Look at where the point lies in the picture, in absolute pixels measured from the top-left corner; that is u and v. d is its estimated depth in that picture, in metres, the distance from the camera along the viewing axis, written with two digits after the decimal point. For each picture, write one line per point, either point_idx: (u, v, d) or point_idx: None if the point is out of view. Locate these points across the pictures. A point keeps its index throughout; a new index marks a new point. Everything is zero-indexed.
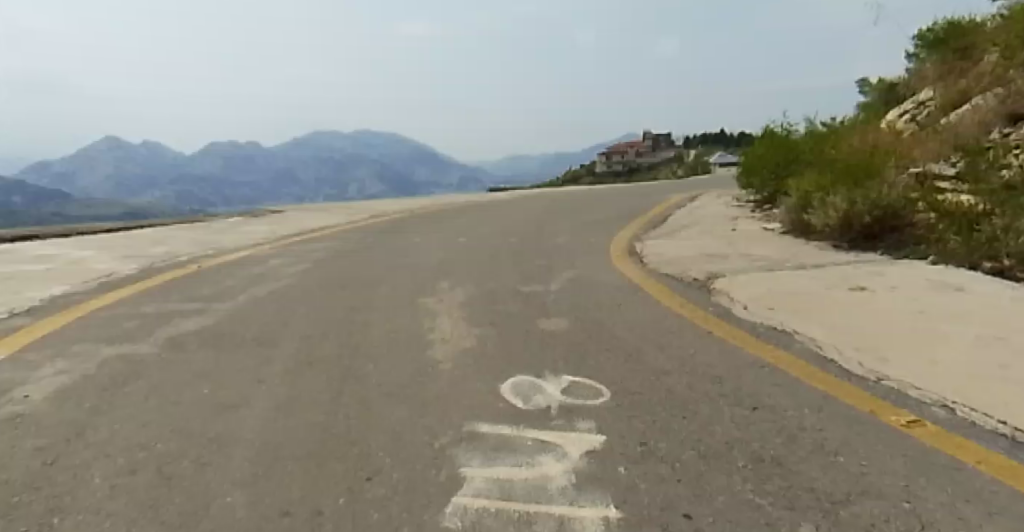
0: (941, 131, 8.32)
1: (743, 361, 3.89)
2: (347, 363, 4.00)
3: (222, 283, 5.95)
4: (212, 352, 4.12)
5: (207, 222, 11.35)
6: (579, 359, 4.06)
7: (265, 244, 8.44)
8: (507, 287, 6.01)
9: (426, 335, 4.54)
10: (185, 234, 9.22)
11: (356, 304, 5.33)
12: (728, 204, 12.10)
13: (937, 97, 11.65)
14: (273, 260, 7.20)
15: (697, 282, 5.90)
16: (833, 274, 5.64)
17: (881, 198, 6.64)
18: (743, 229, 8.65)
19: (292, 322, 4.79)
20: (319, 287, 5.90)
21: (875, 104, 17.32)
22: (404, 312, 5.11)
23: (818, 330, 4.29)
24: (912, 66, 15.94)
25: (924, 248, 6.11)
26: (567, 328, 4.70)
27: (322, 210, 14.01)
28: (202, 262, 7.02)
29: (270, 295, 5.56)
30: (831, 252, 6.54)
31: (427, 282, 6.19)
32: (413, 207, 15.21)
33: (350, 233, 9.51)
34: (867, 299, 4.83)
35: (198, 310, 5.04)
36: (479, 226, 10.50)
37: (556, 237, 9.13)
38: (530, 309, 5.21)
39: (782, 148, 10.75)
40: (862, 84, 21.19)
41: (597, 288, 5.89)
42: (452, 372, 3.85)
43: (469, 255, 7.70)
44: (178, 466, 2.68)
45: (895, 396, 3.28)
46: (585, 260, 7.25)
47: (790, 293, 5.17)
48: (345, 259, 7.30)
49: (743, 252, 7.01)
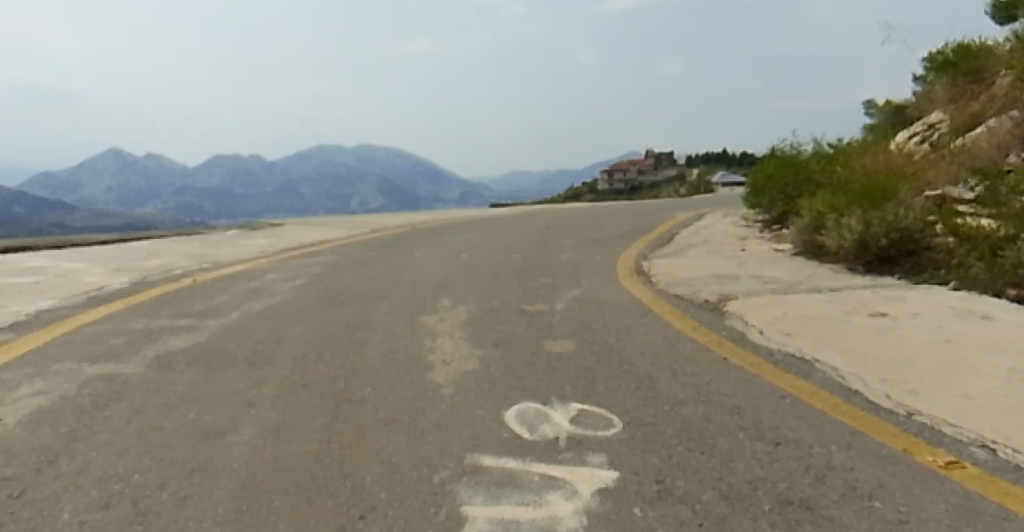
0: (956, 154, 8.16)
1: (762, 391, 3.67)
2: (343, 386, 3.79)
3: (216, 298, 5.76)
4: (200, 372, 3.92)
5: (205, 234, 11.18)
6: (588, 385, 3.84)
7: (263, 257, 8.26)
8: (511, 306, 5.80)
9: (427, 356, 4.33)
10: (182, 247, 9.05)
11: (354, 322, 5.12)
12: (735, 223, 11.93)
13: (948, 119, 11.53)
14: (270, 274, 7.01)
15: (708, 304, 5.69)
16: (851, 298, 5.43)
17: (898, 220, 6.47)
18: (753, 250, 8.46)
19: (286, 341, 4.58)
20: (316, 304, 5.69)
21: (882, 126, 17.21)
22: (404, 331, 4.90)
23: (839, 358, 4.08)
24: (920, 88, 15.85)
25: (944, 273, 5.92)
26: (574, 351, 4.49)
27: (322, 223, 13.84)
28: (197, 275, 6.84)
29: (265, 311, 5.36)
30: (845, 275, 6.35)
31: (428, 299, 5.99)
32: (414, 222, 15.05)
33: (350, 248, 9.33)
34: (889, 327, 4.62)
35: (189, 327, 4.84)
36: (482, 242, 10.33)
37: (561, 255, 8.93)
38: (535, 330, 5.00)
39: (791, 168, 10.59)
40: (869, 105, 21.10)
41: (604, 308, 5.69)
42: (454, 397, 3.63)
43: (472, 272, 7.51)
44: (155, 500, 2.46)
45: (929, 433, 3.06)
46: (591, 279, 7.05)
47: (807, 318, 4.96)
48: (344, 275, 7.11)
49: (754, 273, 6.81)
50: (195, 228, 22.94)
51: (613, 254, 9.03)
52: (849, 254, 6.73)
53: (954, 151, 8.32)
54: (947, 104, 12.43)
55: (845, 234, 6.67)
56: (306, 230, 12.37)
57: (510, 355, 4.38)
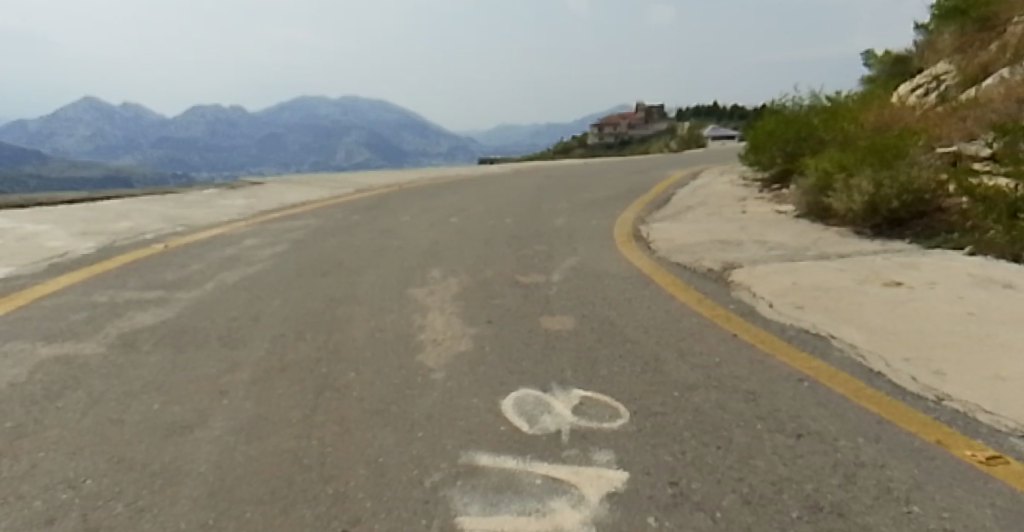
0: (969, 109, 7.80)
1: (777, 374, 3.41)
2: (324, 369, 3.47)
3: (189, 267, 5.35)
4: (166, 350, 3.54)
5: (181, 194, 10.67)
6: (590, 368, 3.57)
7: (241, 220, 7.82)
8: (505, 277, 5.48)
9: (416, 336, 4.01)
10: (156, 208, 8.58)
11: (338, 296, 4.77)
12: (732, 183, 11.59)
13: (955, 71, 11.12)
14: (249, 240, 6.61)
15: (712, 274, 5.41)
16: (863, 266, 5.15)
17: (910, 181, 6.15)
18: (753, 211, 8.16)
19: (264, 317, 4.22)
20: (297, 274, 5.33)
21: (881, 78, 16.73)
22: (391, 307, 4.57)
23: (856, 334, 3.80)
24: (924, 39, 15.34)
25: (958, 237, 5.63)
26: (574, 329, 4.19)
27: (305, 182, 13.32)
28: (170, 241, 6.42)
29: (242, 282, 4.99)
30: (854, 240, 6.06)
31: (417, 270, 5.65)
32: (401, 181, 14.57)
33: (334, 210, 8.91)
34: (906, 298, 4.35)
35: (158, 299, 4.44)
36: (472, 204, 9.93)
37: (555, 219, 8.59)
38: (531, 305, 4.70)
39: (792, 124, 10.19)
40: (866, 56, 20.54)
41: (603, 279, 5.39)
42: (445, 384, 3.34)
43: (463, 237, 7.17)
44: (107, 513, 2.04)
45: (964, 421, 2.79)
46: (588, 246, 6.74)
47: (818, 289, 4.68)
48: (328, 241, 6.73)
49: (758, 238, 6.51)
50: (175, 183, 22.11)
51: (609, 217, 8.69)
52: (858, 217, 6.42)
53: (965, 105, 7.96)
54: (954, 55, 11.97)
55: (855, 196, 6.35)
56: (287, 189, 11.87)
57: (506, 335, 4.08)
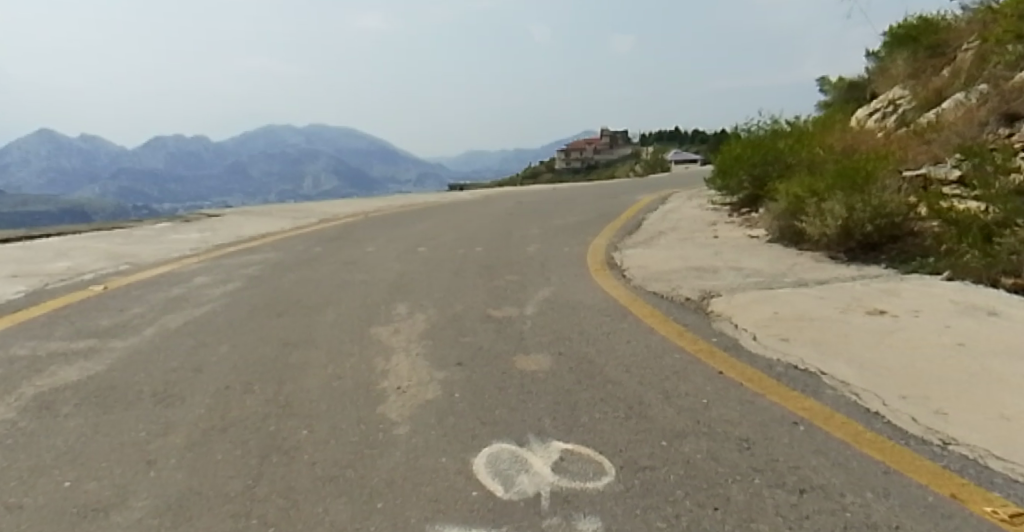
0: (932, 132, 7.86)
1: (770, 417, 3.15)
2: (274, 428, 3.09)
3: (128, 311, 4.90)
4: (89, 412, 3.11)
5: (129, 228, 10.12)
6: (570, 415, 3.26)
7: (191, 256, 7.35)
8: (475, 312, 5.17)
9: (378, 383, 3.65)
10: (99, 244, 8.03)
11: (293, 339, 4.39)
12: (702, 207, 11.53)
13: (910, 95, 11.35)
14: (198, 277, 6.17)
15: (691, 303, 5.21)
16: (844, 293, 4.98)
17: (882, 204, 6.07)
18: (726, 236, 8.04)
19: (208, 366, 3.81)
20: (249, 315, 4.93)
21: (837, 103, 17.13)
22: (351, 350, 4.20)
23: (847, 369, 3.58)
24: (876, 65, 15.78)
25: (934, 260, 5.53)
26: (551, 369, 3.89)
27: (265, 213, 12.83)
28: (110, 281, 5.93)
29: (187, 326, 4.57)
30: (830, 265, 5.94)
31: (381, 306, 5.30)
32: (366, 210, 14.21)
33: (293, 242, 8.50)
34: (892, 326, 4.17)
35: (88, 350, 3.99)
36: (440, 232, 9.63)
37: (526, 246, 8.34)
38: (504, 342, 4.39)
39: (759, 148, 10.19)
40: (821, 81, 21.08)
41: (579, 312, 5.11)
42: (409, 442, 2.98)
43: (430, 268, 6.85)
44: None
45: (976, 471, 2.54)
46: (561, 275, 6.48)
47: (801, 318, 4.48)
48: (285, 277, 6.33)
49: (735, 264, 6.35)
50: (131, 215, 21.25)
51: (581, 244, 8.47)
52: (831, 242, 6.30)
53: (927, 128, 8.01)
54: (907, 79, 12.25)
55: (828, 221, 6.22)
56: (246, 221, 11.39)
57: (477, 378, 3.75)
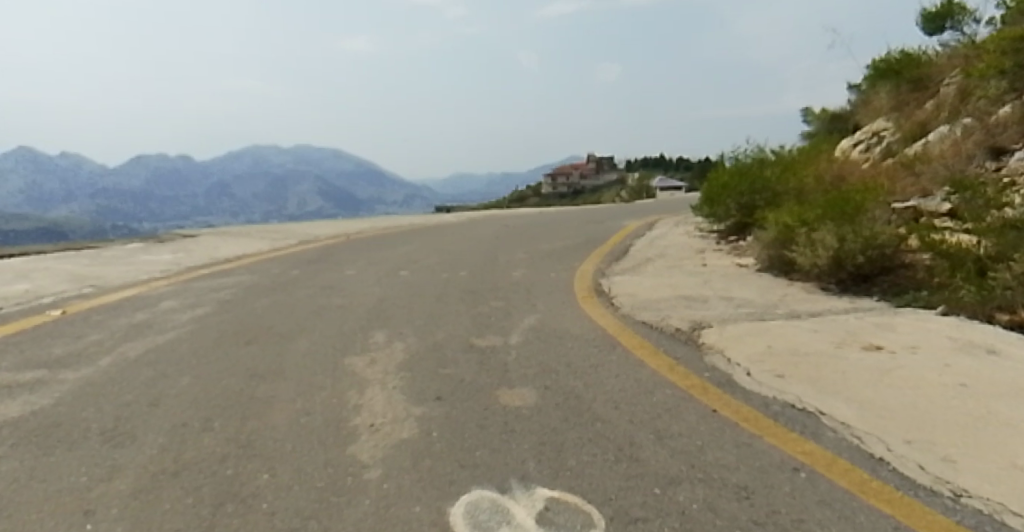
0: (920, 164, 7.83)
1: (769, 462, 2.93)
2: (231, 471, 2.82)
3: (86, 339, 4.62)
4: (26, 455, 2.84)
5: (101, 248, 9.81)
6: (556, 457, 3.02)
7: (161, 279, 7.07)
8: (457, 341, 4.94)
9: (350, 420, 3.40)
10: (65, 266, 7.72)
11: (261, 370, 4.13)
12: (689, 234, 11.45)
13: (894, 128, 11.42)
14: (166, 302, 5.89)
15: (682, 334, 5.03)
16: (839, 327, 4.83)
17: (873, 236, 5.97)
18: (715, 264, 7.92)
19: (165, 401, 3.55)
20: (216, 343, 4.66)
21: (821, 134, 17.29)
22: (323, 382, 3.95)
23: (847, 410, 3.39)
24: (859, 97, 15.97)
25: (928, 294, 5.41)
26: (536, 405, 3.66)
27: (244, 234, 12.56)
28: (71, 305, 5.65)
29: (148, 356, 4.30)
30: (821, 296, 5.80)
31: (358, 334, 5.05)
32: (349, 231, 13.97)
33: (271, 265, 8.24)
34: (891, 363, 3.99)
35: (35, 383, 3.72)
36: (423, 256, 9.41)
37: (511, 271, 8.14)
38: (486, 375, 4.16)
39: (746, 176, 10.14)
40: (805, 112, 21.34)
41: (565, 342, 4.90)
42: (379, 488, 2.72)
43: (412, 294, 6.62)
44: None
45: (994, 527, 2.30)
46: (547, 303, 6.28)
47: (797, 353, 4.30)
48: (258, 301, 6.07)
49: (725, 294, 6.20)
50: (109, 235, 20.81)
51: (568, 270, 8.30)
52: (823, 273, 6.17)
53: (914, 160, 8.00)
54: (890, 112, 12.36)
55: (819, 252, 6.11)
56: (224, 242, 11.11)
57: (457, 415, 3.51)
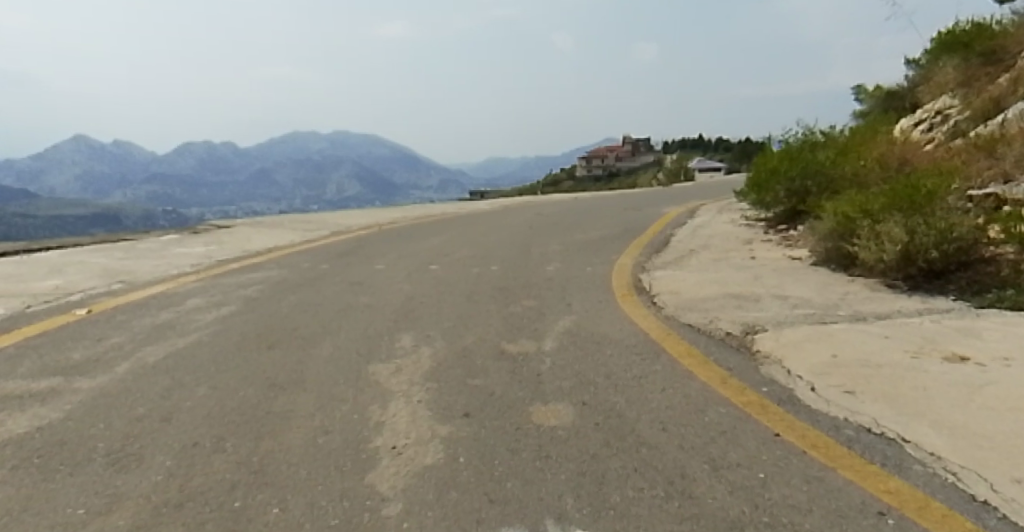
0: (999, 145, 7.13)
1: (848, 503, 2.48)
2: (236, 502, 2.52)
3: (106, 341, 4.45)
4: (24, 481, 2.60)
5: (135, 240, 9.81)
6: (599, 492, 2.64)
7: (189, 274, 6.93)
8: (488, 346, 4.62)
9: (370, 442, 3.11)
10: (97, 259, 7.67)
11: (280, 380, 3.88)
12: (734, 222, 10.87)
13: (962, 105, 10.57)
14: (191, 299, 5.72)
15: (732, 339, 4.62)
16: (912, 333, 4.32)
17: (949, 227, 5.39)
18: (764, 257, 7.41)
19: (178, 416, 3.31)
20: (237, 347, 4.45)
21: (875, 112, 16.30)
22: (344, 395, 3.68)
23: (935, 437, 2.91)
24: (919, 72, 14.96)
25: (1015, 293, 4.83)
26: (574, 425, 3.32)
27: (277, 224, 12.49)
28: (96, 303, 5.52)
29: (166, 361, 4.09)
30: (888, 295, 5.28)
31: (384, 337, 4.78)
32: (381, 221, 13.79)
33: (300, 258, 8.07)
34: (981, 380, 3.48)
35: (47, 393, 3.52)
36: (454, 248, 9.13)
37: (545, 265, 7.79)
38: (519, 387, 3.84)
39: (797, 160, 9.50)
40: (857, 89, 20.22)
41: (604, 349, 4.53)
42: (398, 525, 2.37)
43: (442, 291, 6.33)
44: None
45: None
46: (584, 301, 5.91)
47: (867, 365, 3.83)
48: (285, 299, 5.85)
49: (778, 292, 5.72)
50: (150, 222, 21.21)
51: (605, 263, 7.89)
52: (889, 268, 5.62)
53: (992, 141, 7.29)
54: (957, 87, 11.42)
55: (885, 245, 5.57)
56: (257, 232, 11.04)
57: (487, 436, 3.18)
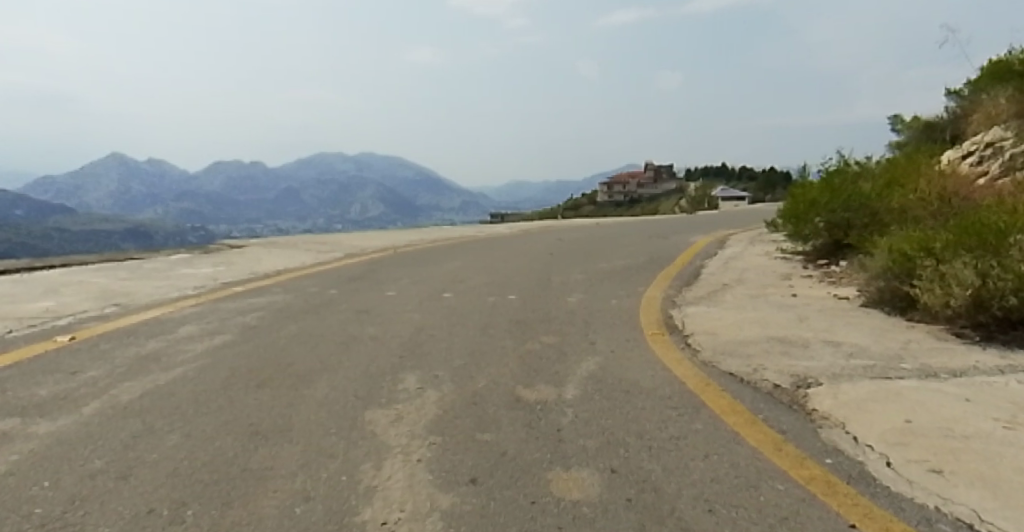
0: None
1: None
2: None
3: (81, 375, 4.02)
4: None
5: (143, 259, 9.51)
6: None
7: (189, 297, 6.56)
8: (502, 391, 4.10)
9: (357, 514, 2.56)
10: (96, 279, 7.35)
11: (264, 428, 3.40)
12: (769, 254, 10.30)
13: (1018, 137, 9.89)
14: (185, 327, 5.31)
15: (782, 394, 4.04)
16: (999, 396, 3.69)
17: None
18: (806, 295, 6.82)
19: (139, 473, 2.81)
20: (223, 385, 3.99)
21: (915, 143, 15.62)
22: (334, 450, 3.17)
23: None
24: (964, 103, 14.28)
25: None
26: (601, 500, 2.75)
27: (291, 245, 12.19)
28: (82, 329, 5.13)
29: (140, 401, 3.63)
30: (959, 347, 4.65)
31: (387, 377, 4.29)
32: (397, 243, 13.44)
33: (307, 282, 7.67)
34: None
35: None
36: (471, 275, 8.66)
37: (567, 296, 7.28)
38: (537, 446, 3.29)
39: (838, 190, 8.93)
40: (895, 118, 19.53)
41: (634, 400, 3.99)
42: None
43: (455, 323, 5.84)
44: None
45: None
46: (610, 340, 5.37)
47: (952, 437, 3.21)
48: (285, 328, 5.41)
49: (829, 337, 5.12)
50: (168, 238, 21.24)
51: (631, 296, 7.37)
52: (957, 315, 5.02)
53: None
54: (1011, 119, 10.75)
55: (952, 289, 4.97)
56: (269, 253, 10.73)
57: (496, 511, 2.62)
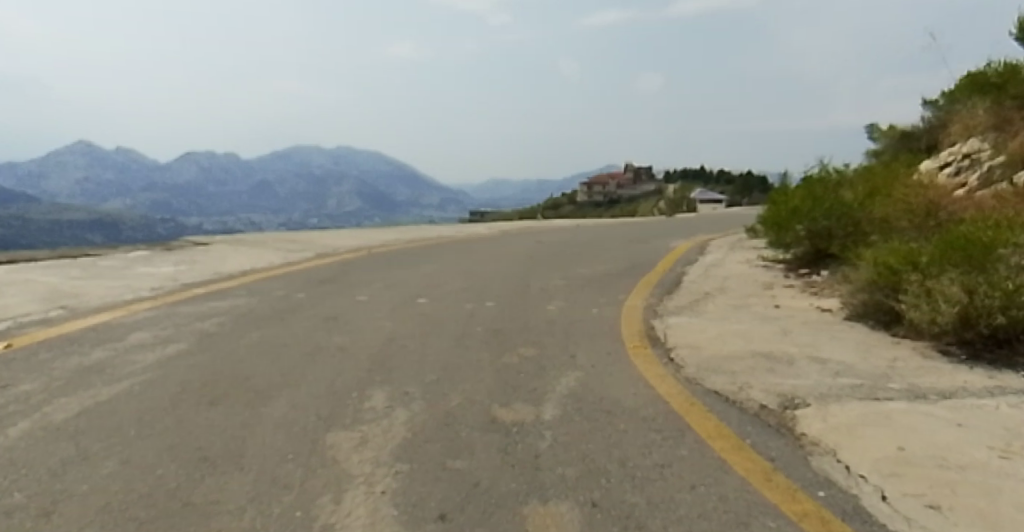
0: None
1: None
2: None
3: (14, 389, 3.67)
4: None
5: (102, 255, 9.06)
6: None
7: (146, 299, 6.19)
8: (476, 411, 3.85)
9: None
10: (47, 278, 6.92)
11: (213, 454, 3.10)
12: (749, 262, 10.22)
13: (995, 149, 9.95)
14: (137, 334, 4.96)
15: (768, 416, 3.86)
16: (992, 421, 3.56)
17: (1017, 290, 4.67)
18: (789, 306, 6.69)
19: (63, 509, 2.49)
20: (172, 402, 3.67)
21: (891, 151, 15.75)
22: (288, 480, 2.88)
23: None
24: (941, 113, 14.41)
25: None
26: None
27: (261, 243, 11.79)
28: (24, 335, 4.75)
29: (76, 422, 3.30)
30: (947, 365, 4.52)
31: (353, 394, 4.00)
32: (372, 243, 13.11)
33: (275, 284, 7.33)
34: None
35: None
36: (447, 279, 8.40)
37: (546, 303, 7.06)
38: (511, 475, 3.05)
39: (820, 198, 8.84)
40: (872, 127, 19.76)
41: (616, 421, 3.77)
42: None
43: (428, 332, 5.58)
44: None
45: None
46: (590, 353, 5.16)
47: (949, 468, 3.04)
48: (246, 336, 5.10)
49: (814, 353, 4.97)
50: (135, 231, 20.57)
51: (611, 304, 7.18)
52: (943, 332, 4.91)
53: None
54: (987, 130, 10.81)
55: (939, 305, 4.86)
56: (237, 251, 10.32)
57: None
